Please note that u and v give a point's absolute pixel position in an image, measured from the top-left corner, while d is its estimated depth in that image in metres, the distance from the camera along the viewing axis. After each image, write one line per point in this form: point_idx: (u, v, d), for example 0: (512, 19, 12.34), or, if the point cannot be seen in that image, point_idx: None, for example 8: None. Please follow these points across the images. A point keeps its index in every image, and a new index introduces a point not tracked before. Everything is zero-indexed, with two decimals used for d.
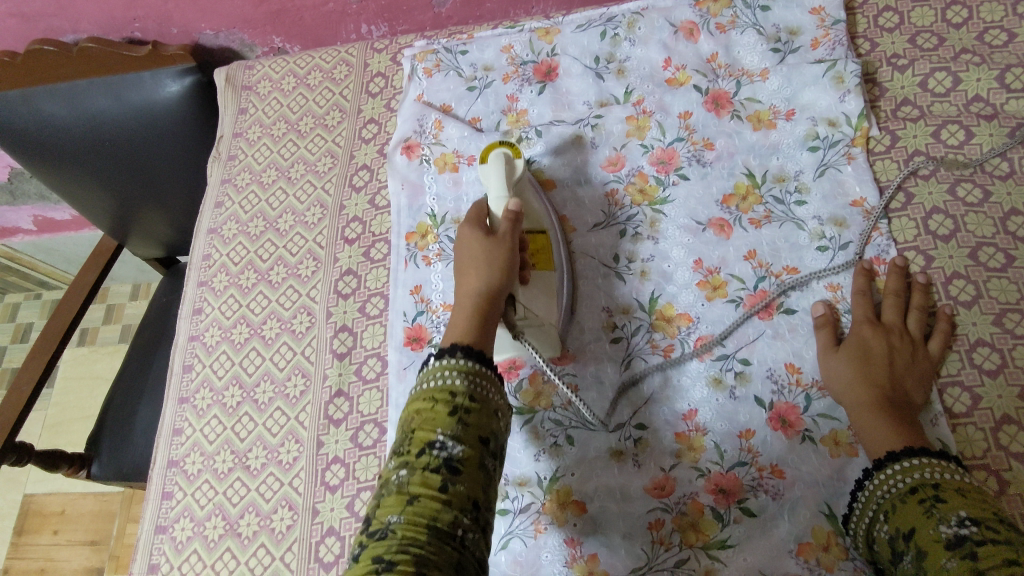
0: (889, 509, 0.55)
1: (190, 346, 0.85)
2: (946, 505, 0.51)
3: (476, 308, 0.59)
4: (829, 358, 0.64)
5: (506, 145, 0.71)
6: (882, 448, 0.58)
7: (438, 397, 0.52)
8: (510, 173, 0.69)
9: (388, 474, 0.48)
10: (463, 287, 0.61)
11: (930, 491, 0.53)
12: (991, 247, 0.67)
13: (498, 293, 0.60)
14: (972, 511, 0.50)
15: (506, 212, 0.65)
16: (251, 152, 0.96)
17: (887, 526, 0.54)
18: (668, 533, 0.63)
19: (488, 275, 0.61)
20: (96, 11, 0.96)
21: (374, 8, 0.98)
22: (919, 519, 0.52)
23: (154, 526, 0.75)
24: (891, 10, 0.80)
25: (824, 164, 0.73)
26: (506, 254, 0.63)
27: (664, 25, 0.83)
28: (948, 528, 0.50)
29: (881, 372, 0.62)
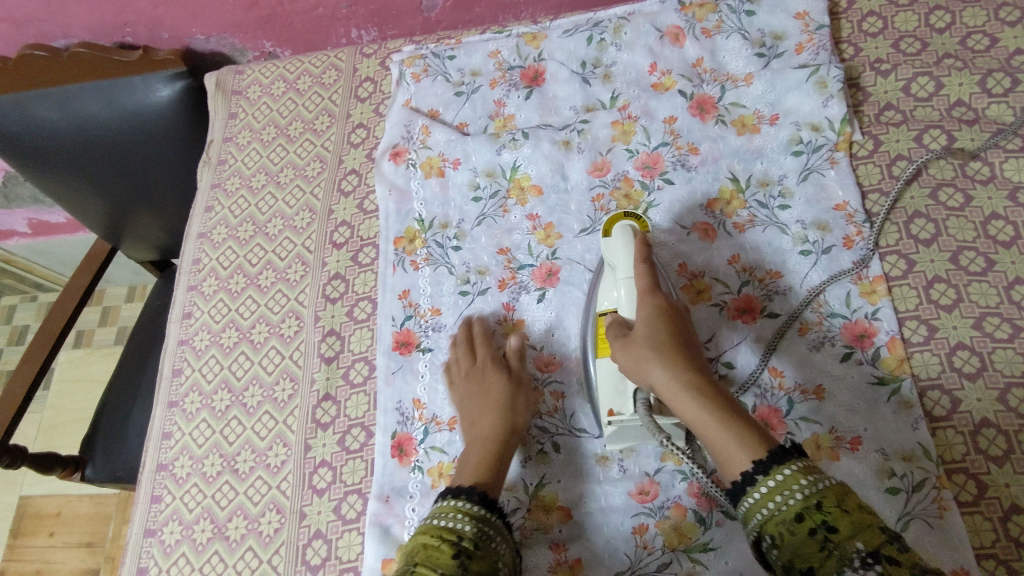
0: (777, 536, 0.46)
1: (180, 350, 0.85)
2: (840, 537, 0.44)
3: (501, 446, 0.65)
4: (638, 335, 0.59)
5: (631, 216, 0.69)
6: (721, 442, 0.51)
7: (444, 533, 0.56)
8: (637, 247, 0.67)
9: (438, 528, 0.57)
10: (486, 418, 0.66)
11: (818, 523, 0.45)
12: (972, 251, 0.68)
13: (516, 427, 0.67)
14: (869, 541, 0.43)
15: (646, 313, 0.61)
16: (241, 156, 0.97)
17: (777, 553, 0.47)
18: (651, 537, 0.63)
19: (511, 409, 0.67)
20: (87, 17, 0.97)
21: (364, 13, 0.98)
22: (817, 557, 0.44)
23: (143, 529, 0.75)
24: (875, 15, 0.81)
25: (807, 168, 0.74)
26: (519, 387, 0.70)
27: (650, 30, 0.83)
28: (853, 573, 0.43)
29: (694, 359, 0.57)
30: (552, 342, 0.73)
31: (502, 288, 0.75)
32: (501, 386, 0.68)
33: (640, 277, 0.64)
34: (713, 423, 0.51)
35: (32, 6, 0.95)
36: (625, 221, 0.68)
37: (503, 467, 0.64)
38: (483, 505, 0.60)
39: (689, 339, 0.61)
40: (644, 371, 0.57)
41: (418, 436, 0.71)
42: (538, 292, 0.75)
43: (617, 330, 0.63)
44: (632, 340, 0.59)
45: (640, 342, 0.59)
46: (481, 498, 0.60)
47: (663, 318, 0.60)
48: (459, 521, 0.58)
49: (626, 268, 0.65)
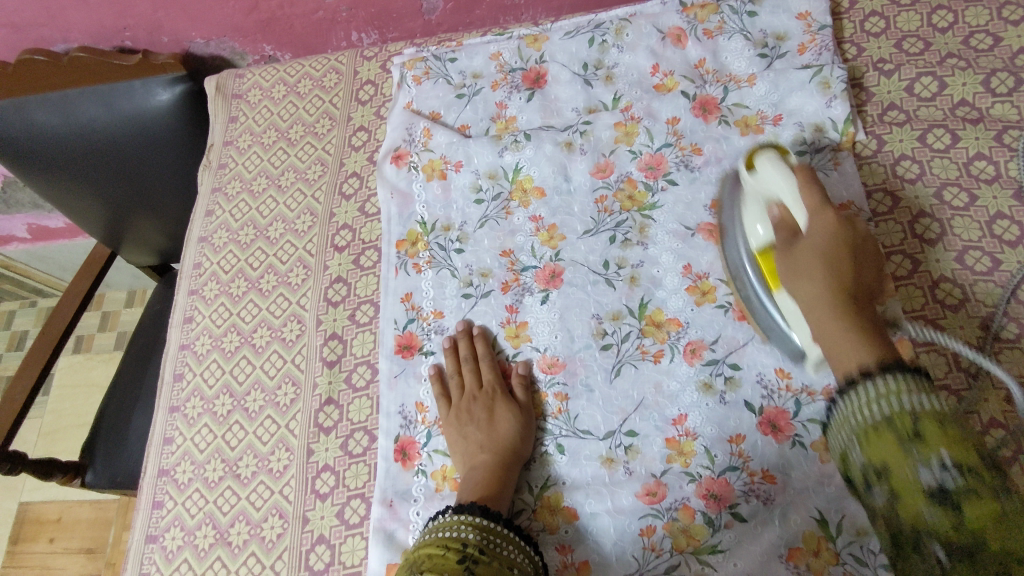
0: (864, 434, 0.45)
1: (181, 355, 0.85)
2: (929, 443, 0.41)
3: (507, 459, 0.66)
4: (809, 322, 0.54)
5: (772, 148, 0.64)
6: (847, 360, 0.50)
7: (451, 544, 0.57)
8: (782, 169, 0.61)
9: (443, 539, 0.57)
10: (493, 430, 0.67)
11: (908, 423, 0.43)
12: (977, 250, 0.68)
13: (522, 443, 0.67)
14: (955, 451, 0.40)
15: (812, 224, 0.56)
16: (242, 160, 0.96)
17: (861, 453, 0.45)
18: (659, 539, 0.63)
19: (519, 426, 0.68)
20: (86, 21, 0.97)
21: (364, 16, 0.98)
22: (895, 454, 0.42)
23: (145, 535, 0.75)
24: (877, 15, 0.81)
25: (811, 167, 0.73)
26: (531, 405, 0.70)
27: (652, 31, 0.83)
28: (929, 472, 0.40)
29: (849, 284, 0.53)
30: (556, 344, 0.72)
31: (506, 290, 0.75)
32: (509, 399, 0.69)
33: (808, 194, 0.57)
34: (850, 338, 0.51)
35: (31, 11, 0.94)
36: (764, 241, 0.62)
37: (506, 481, 0.65)
38: (484, 513, 0.59)
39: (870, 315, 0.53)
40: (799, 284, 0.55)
41: (421, 440, 0.70)
42: (541, 293, 0.74)
43: (788, 334, 0.57)
44: (793, 252, 0.56)
45: (800, 252, 0.55)
46: (484, 509, 0.60)
47: (831, 240, 0.54)
48: (461, 531, 0.58)
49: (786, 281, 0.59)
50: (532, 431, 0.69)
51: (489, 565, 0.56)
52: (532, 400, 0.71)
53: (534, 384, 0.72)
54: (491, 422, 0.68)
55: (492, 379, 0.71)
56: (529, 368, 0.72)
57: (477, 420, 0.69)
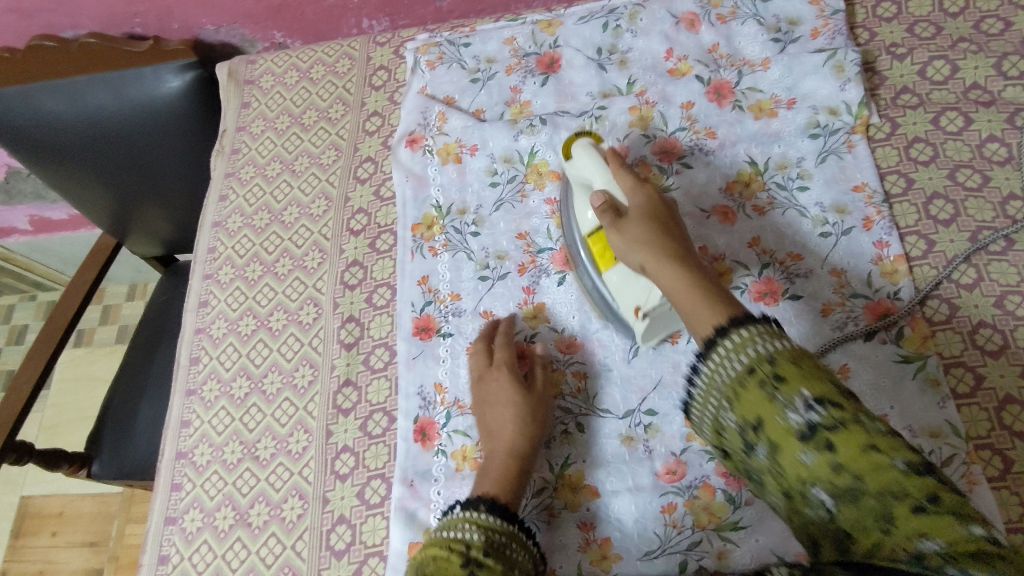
0: (730, 396, 0.48)
1: (197, 338, 0.85)
2: (788, 384, 0.44)
3: (519, 463, 0.63)
4: (629, 225, 0.60)
5: (586, 135, 0.68)
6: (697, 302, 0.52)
7: (454, 547, 0.54)
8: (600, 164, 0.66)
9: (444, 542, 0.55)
10: (501, 434, 0.65)
11: (767, 369, 0.45)
12: (991, 231, 0.68)
13: (536, 446, 0.65)
14: (816, 388, 0.43)
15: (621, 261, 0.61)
16: (255, 146, 0.96)
17: (734, 415, 0.47)
18: (681, 516, 0.63)
19: (531, 427, 0.65)
20: (97, 7, 0.97)
21: (376, 3, 0.98)
22: (764, 406, 0.45)
23: (163, 518, 0.75)
24: (889, 0, 0.81)
25: (825, 150, 0.74)
26: (546, 404, 0.68)
27: (665, 16, 0.84)
28: (797, 416, 0.43)
29: (680, 248, 0.58)
30: (574, 325, 0.73)
31: (523, 272, 0.76)
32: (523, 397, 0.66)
33: (622, 178, 0.63)
34: (686, 303, 0.54)
35: None
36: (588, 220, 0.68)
37: (520, 483, 0.63)
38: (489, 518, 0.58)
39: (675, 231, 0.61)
40: (629, 254, 0.59)
41: (441, 420, 0.70)
42: (558, 275, 0.75)
43: (610, 219, 0.61)
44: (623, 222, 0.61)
45: (630, 232, 0.59)
46: (490, 506, 0.59)
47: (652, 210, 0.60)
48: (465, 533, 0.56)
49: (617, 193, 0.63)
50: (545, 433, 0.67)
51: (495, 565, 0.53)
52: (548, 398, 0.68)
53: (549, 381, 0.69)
54: (525, 418, 0.65)
55: (502, 379, 0.68)
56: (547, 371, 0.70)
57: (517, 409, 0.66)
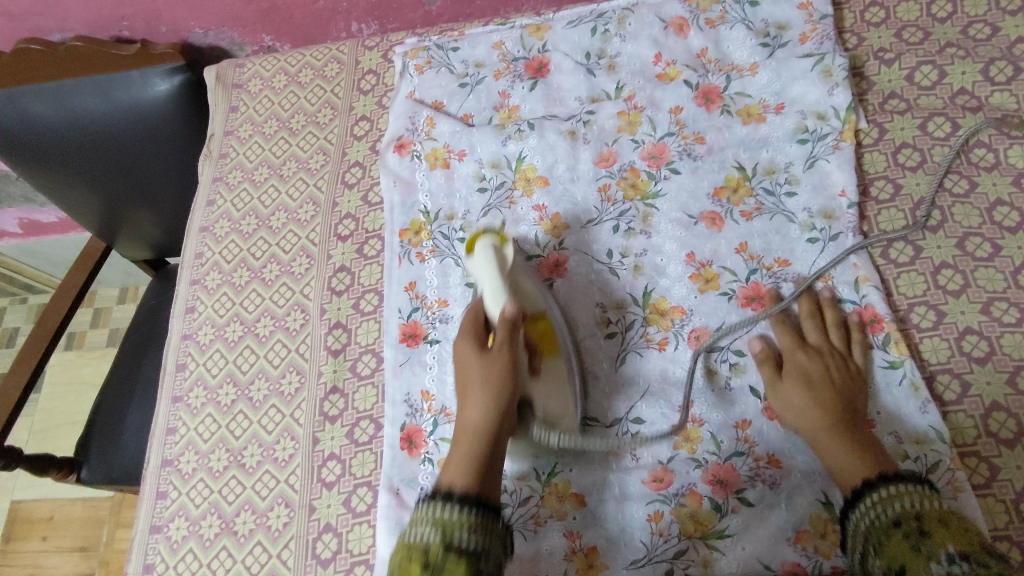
0: (875, 544, 0.52)
1: (183, 345, 0.84)
2: (934, 540, 0.49)
3: (480, 446, 0.58)
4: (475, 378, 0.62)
5: (490, 235, 0.67)
6: (858, 471, 0.57)
7: (414, 552, 0.51)
8: (501, 265, 0.65)
9: (407, 546, 0.52)
10: (463, 417, 0.61)
11: (913, 523, 0.51)
12: (978, 237, 0.68)
13: (497, 425, 0.59)
14: (959, 546, 0.47)
15: (502, 323, 0.63)
16: (243, 151, 0.96)
17: (878, 561, 0.50)
18: (667, 524, 0.63)
19: (487, 403, 0.60)
20: (84, 10, 0.96)
21: (364, 6, 0.98)
22: (908, 554, 0.49)
23: (148, 526, 0.74)
24: (877, 5, 0.81)
25: (813, 156, 0.74)
26: (507, 364, 0.61)
27: (654, 20, 0.84)
28: (939, 566, 0.47)
29: (834, 406, 0.61)
30: None
31: None
32: (480, 372, 0.61)
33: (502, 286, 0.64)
34: (841, 471, 0.58)
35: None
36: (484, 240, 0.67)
37: (486, 466, 0.57)
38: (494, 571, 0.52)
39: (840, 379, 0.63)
40: (793, 408, 0.63)
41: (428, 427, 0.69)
42: (546, 282, 0.75)
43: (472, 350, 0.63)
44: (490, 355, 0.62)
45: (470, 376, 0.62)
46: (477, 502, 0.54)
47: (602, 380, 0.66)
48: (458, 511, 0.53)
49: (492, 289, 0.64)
50: (508, 402, 0.61)
51: (460, 564, 0.50)
52: (510, 360, 0.62)
53: (514, 343, 0.62)
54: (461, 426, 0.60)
55: (469, 360, 0.63)
56: (509, 329, 0.63)
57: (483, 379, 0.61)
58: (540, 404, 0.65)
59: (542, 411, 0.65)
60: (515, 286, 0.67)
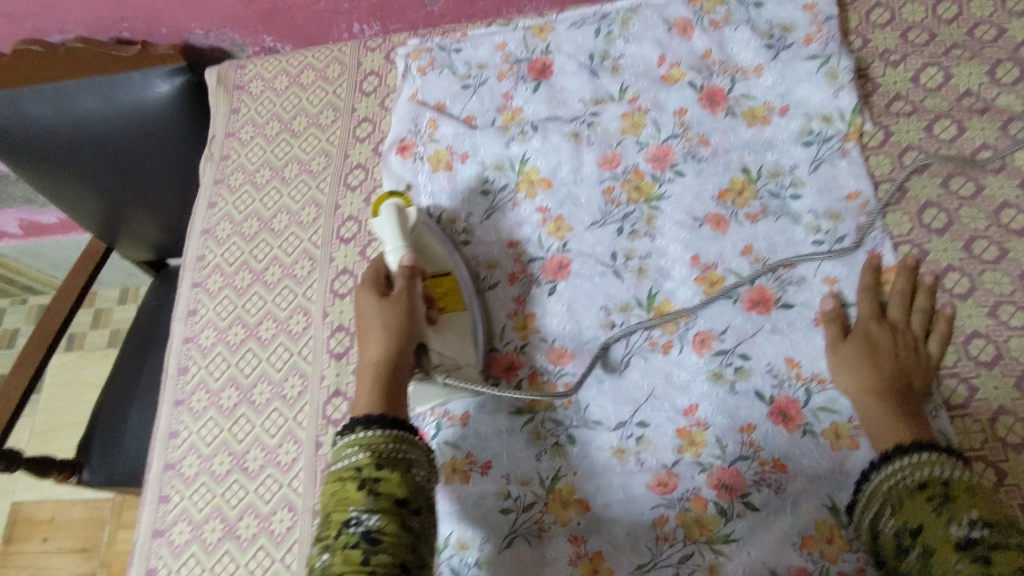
0: (896, 504, 0.54)
1: (185, 348, 0.84)
2: (957, 504, 0.51)
3: (381, 384, 0.59)
4: (372, 312, 0.63)
5: (397, 196, 0.70)
6: (887, 434, 0.59)
7: (345, 476, 0.52)
8: (403, 223, 0.68)
9: (338, 476, 0.53)
10: (364, 359, 0.61)
11: (939, 487, 0.53)
12: (985, 239, 0.68)
13: (399, 358, 0.61)
14: (983, 513, 0.50)
15: (401, 272, 0.65)
16: (245, 152, 0.96)
17: (892, 519, 0.54)
18: (672, 529, 0.63)
19: (385, 343, 0.61)
20: (85, 11, 0.96)
21: (366, 7, 0.97)
22: (928, 515, 0.52)
23: (151, 530, 0.74)
24: (882, 7, 0.81)
25: (818, 159, 0.74)
26: (406, 317, 0.62)
27: (658, 22, 0.83)
28: (959, 529, 0.49)
29: (887, 373, 0.62)
30: (565, 334, 0.72)
31: (513, 282, 0.75)
32: (379, 319, 0.62)
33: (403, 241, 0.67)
34: (878, 441, 0.60)
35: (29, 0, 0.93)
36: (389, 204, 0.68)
37: (389, 400, 0.58)
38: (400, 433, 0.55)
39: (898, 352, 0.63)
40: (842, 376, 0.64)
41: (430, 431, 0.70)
42: (549, 284, 0.74)
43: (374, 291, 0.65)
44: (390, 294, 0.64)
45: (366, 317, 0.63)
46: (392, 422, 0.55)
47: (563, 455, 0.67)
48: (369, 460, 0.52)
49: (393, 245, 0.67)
50: (407, 345, 0.62)
51: (395, 476, 0.52)
52: (411, 308, 0.63)
53: (412, 293, 0.64)
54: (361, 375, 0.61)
55: (371, 308, 0.63)
56: (408, 283, 0.64)
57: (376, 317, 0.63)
58: (437, 351, 0.66)
59: (440, 358, 0.66)
60: (418, 244, 0.70)
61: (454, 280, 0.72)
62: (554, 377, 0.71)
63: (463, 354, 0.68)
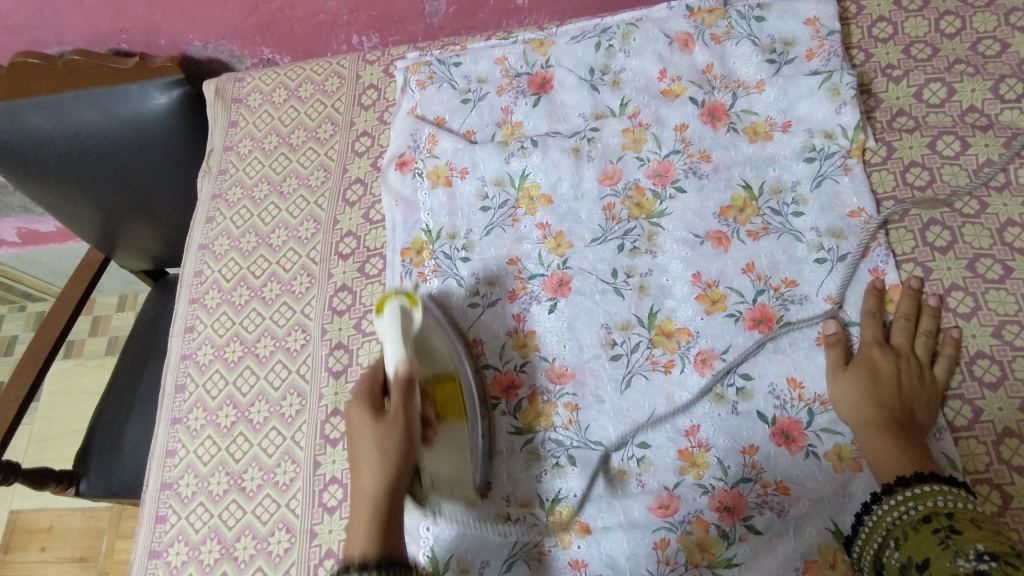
0: (900, 537, 0.54)
1: (182, 364, 0.83)
2: (962, 537, 0.50)
3: (377, 512, 0.54)
4: (367, 423, 0.57)
5: (401, 295, 0.63)
6: (888, 465, 0.59)
7: None
8: (405, 327, 0.62)
9: None
10: (357, 487, 0.55)
11: (943, 521, 0.52)
12: (989, 258, 0.67)
13: (394, 494, 0.55)
14: (990, 545, 0.48)
15: (398, 384, 0.58)
16: (243, 166, 0.95)
17: (897, 553, 0.54)
18: (674, 553, 0.62)
19: (380, 469, 0.55)
20: (81, 23, 0.95)
21: (365, 19, 0.97)
22: (933, 550, 0.51)
23: (147, 550, 0.73)
24: (884, 21, 0.80)
25: (820, 175, 0.73)
26: (403, 440, 0.56)
27: (659, 36, 0.82)
28: (966, 562, 0.48)
29: (889, 404, 0.61)
30: (565, 353, 0.71)
31: (513, 299, 0.74)
32: (372, 435, 0.56)
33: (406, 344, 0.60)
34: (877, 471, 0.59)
35: (25, 13, 0.92)
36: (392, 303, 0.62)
37: (388, 537, 0.53)
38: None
39: (902, 382, 0.62)
40: (842, 404, 0.63)
41: None
42: (549, 302, 0.74)
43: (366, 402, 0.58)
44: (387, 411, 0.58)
45: (360, 437, 0.56)
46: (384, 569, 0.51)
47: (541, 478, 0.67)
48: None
49: (394, 352, 0.60)
50: (405, 466, 0.56)
51: None
52: (406, 429, 0.57)
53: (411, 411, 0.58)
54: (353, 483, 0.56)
55: (363, 419, 0.57)
56: (405, 396, 0.58)
57: (371, 424, 0.57)
58: (430, 471, 0.65)
59: (430, 478, 0.65)
60: (422, 342, 0.68)
61: (457, 382, 0.69)
62: (554, 398, 0.70)
63: (458, 468, 0.66)
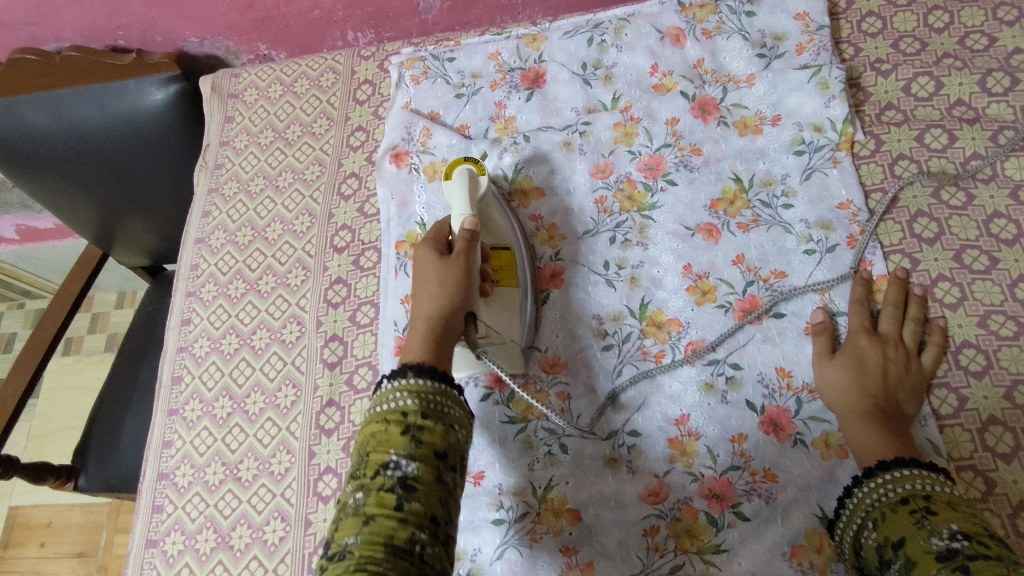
0: (878, 518, 0.55)
1: (179, 357, 0.84)
2: (938, 518, 0.51)
3: (432, 334, 0.57)
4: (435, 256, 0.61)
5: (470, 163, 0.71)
6: (871, 450, 0.59)
7: (391, 419, 0.50)
8: (472, 191, 0.69)
9: (381, 416, 0.50)
10: (416, 312, 0.59)
11: (920, 501, 0.54)
12: (975, 249, 0.68)
13: (450, 317, 0.58)
14: (963, 525, 0.50)
15: (461, 234, 0.64)
16: (239, 161, 0.96)
17: (874, 532, 0.55)
18: (663, 539, 0.63)
19: (440, 295, 0.59)
20: (78, 20, 0.96)
21: (360, 15, 0.97)
22: (910, 529, 0.52)
23: (144, 540, 0.74)
24: (874, 15, 0.81)
25: (810, 167, 0.74)
26: (462, 273, 0.60)
27: (650, 31, 0.83)
28: (940, 541, 0.50)
29: (875, 390, 0.62)
30: (558, 344, 0.72)
31: None
32: (435, 272, 0.60)
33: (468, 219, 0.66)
34: (862, 457, 0.60)
35: (23, 9, 0.93)
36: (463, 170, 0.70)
37: (438, 341, 0.56)
38: (444, 387, 0.53)
39: (888, 369, 0.63)
40: (829, 391, 0.64)
41: None
42: (542, 293, 0.75)
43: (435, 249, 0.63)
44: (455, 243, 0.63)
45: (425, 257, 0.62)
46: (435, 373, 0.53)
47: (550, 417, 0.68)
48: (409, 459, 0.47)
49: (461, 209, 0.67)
50: (462, 300, 0.60)
51: (437, 428, 0.50)
52: (466, 267, 0.61)
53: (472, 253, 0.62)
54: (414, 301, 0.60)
55: (428, 255, 0.62)
56: (468, 244, 0.63)
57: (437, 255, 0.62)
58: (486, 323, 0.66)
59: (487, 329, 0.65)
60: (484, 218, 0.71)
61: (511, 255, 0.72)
62: (547, 387, 0.71)
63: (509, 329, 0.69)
